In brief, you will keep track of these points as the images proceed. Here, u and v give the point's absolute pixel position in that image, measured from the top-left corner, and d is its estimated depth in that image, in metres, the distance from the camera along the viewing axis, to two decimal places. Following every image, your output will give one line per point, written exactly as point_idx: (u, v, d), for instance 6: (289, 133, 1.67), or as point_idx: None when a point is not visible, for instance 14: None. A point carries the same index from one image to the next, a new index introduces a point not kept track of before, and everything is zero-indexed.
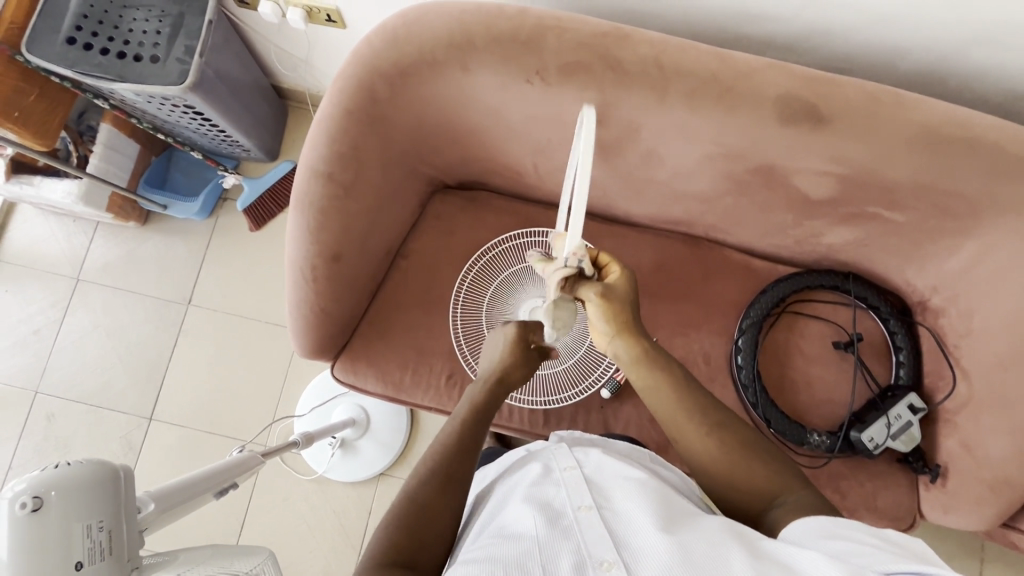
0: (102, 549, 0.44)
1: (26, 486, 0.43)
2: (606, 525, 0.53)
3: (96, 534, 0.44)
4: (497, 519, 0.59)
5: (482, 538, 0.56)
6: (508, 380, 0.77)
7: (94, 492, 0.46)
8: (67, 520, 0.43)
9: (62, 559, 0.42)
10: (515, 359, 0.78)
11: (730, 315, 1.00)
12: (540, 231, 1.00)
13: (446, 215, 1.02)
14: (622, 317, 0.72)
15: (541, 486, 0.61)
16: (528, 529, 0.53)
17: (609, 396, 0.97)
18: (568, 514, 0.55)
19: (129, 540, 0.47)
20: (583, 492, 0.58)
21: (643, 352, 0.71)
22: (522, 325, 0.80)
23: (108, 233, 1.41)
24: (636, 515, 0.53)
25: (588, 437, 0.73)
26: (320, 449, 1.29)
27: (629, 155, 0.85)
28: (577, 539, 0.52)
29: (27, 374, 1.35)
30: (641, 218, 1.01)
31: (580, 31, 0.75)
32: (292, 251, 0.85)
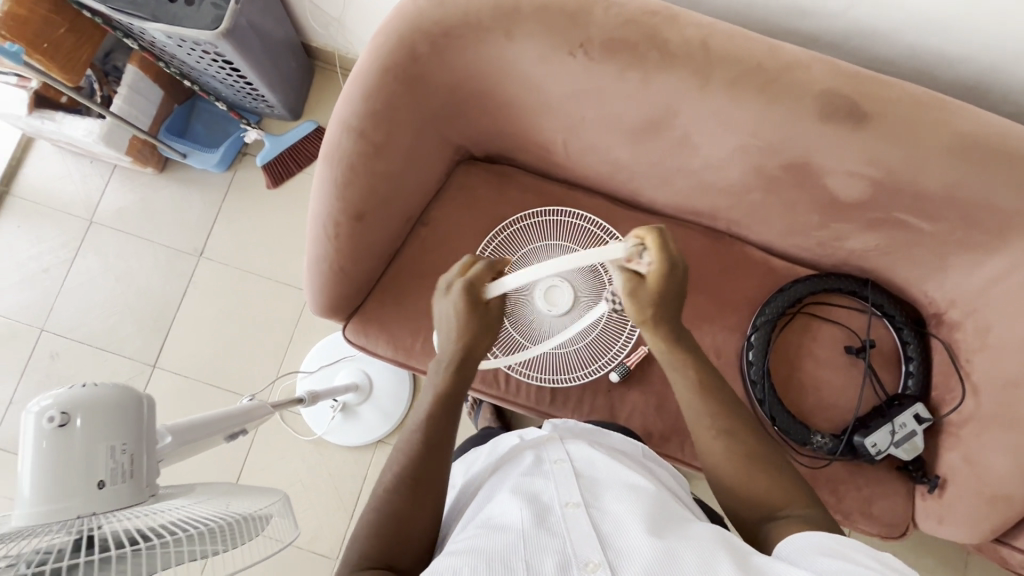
0: (124, 470, 0.44)
1: (53, 401, 0.43)
2: (592, 523, 0.54)
3: (119, 455, 0.44)
4: (485, 511, 0.60)
5: (470, 529, 0.57)
6: (471, 353, 0.70)
7: (118, 415, 0.45)
8: (91, 438, 0.43)
9: (86, 474, 0.42)
10: (474, 333, 0.69)
11: (744, 311, 1.00)
12: (562, 211, 1.00)
13: (470, 186, 1.02)
14: (650, 311, 0.70)
15: (530, 480, 0.62)
16: (516, 522, 0.54)
17: (617, 380, 0.96)
18: (556, 510, 0.57)
19: (147, 467, 0.47)
20: (573, 489, 0.59)
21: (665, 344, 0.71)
22: (489, 266, 0.70)
23: (125, 178, 1.40)
24: (624, 518, 0.54)
25: (578, 426, 0.78)
26: (321, 410, 1.30)
27: (663, 139, 0.85)
28: (564, 536, 0.53)
29: (34, 311, 1.35)
30: (664, 206, 1.00)
31: (629, 7, 0.74)
32: (316, 205, 0.84)
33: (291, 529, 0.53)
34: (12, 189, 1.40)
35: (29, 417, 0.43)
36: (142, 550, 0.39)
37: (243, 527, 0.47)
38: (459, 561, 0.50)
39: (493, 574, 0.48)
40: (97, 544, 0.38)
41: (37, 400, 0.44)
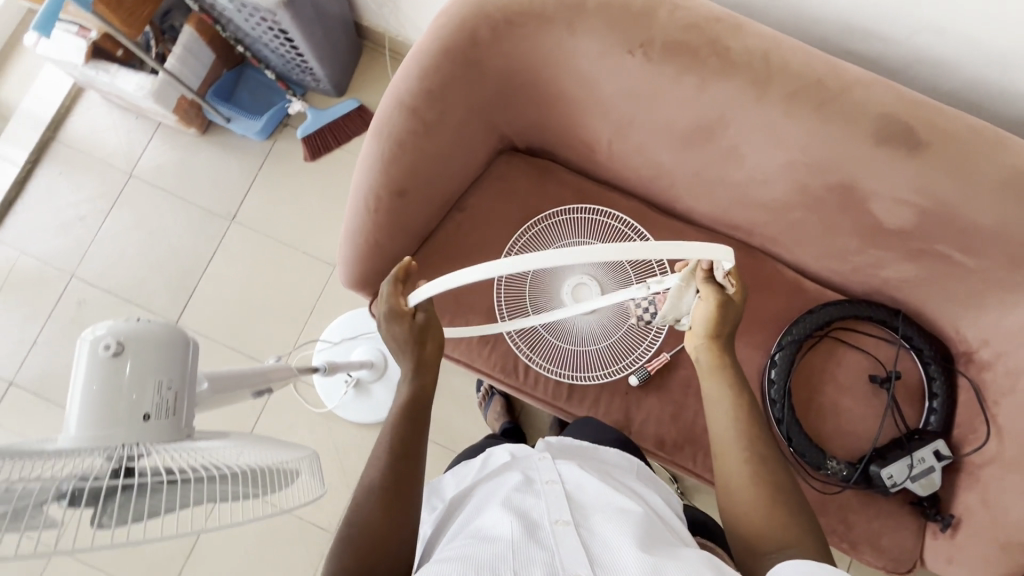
0: (168, 406, 0.45)
1: (110, 330, 0.44)
2: (580, 542, 0.56)
3: (165, 391, 0.45)
4: (476, 522, 0.62)
5: (460, 539, 0.60)
6: (417, 363, 0.74)
7: (167, 352, 0.46)
8: (141, 370, 0.44)
9: (129, 407, 0.43)
10: (410, 341, 0.73)
11: (770, 329, 0.99)
12: (599, 210, 1.01)
13: (509, 176, 1.02)
14: (724, 328, 0.73)
15: (522, 495, 0.64)
16: (505, 535, 0.57)
17: (636, 383, 0.96)
18: (546, 527, 0.59)
19: (188, 406, 0.47)
20: (563, 507, 0.62)
21: (724, 368, 0.73)
22: (394, 283, 0.75)
23: (167, 137, 1.42)
24: (613, 540, 0.56)
25: (573, 446, 0.80)
26: (335, 384, 1.31)
27: (711, 148, 0.85)
28: (552, 552, 0.55)
29: (66, 258, 1.37)
30: (701, 217, 1.00)
31: (693, 12, 0.75)
32: (360, 177, 0.85)
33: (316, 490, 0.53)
34: (57, 135, 1.43)
35: (82, 345, 0.44)
36: (177, 484, 0.39)
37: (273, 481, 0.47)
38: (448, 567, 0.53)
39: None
40: (135, 473, 0.39)
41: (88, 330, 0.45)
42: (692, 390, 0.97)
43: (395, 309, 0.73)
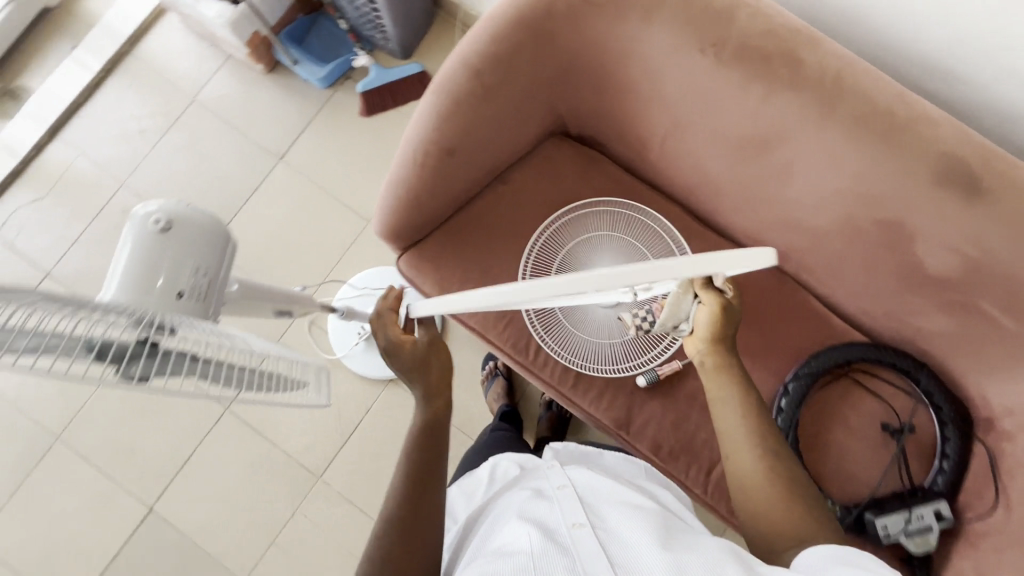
0: (200, 291, 0.47)
1: (160, 206, 0.46)
2: (598, 540, 0.57)
3: (199, 276, 0.47)
4: (495, 540, 0.63)
5: (481, 558, 0.60)
6: (430, 380, 0.76)
7: (207, 239, 0.48)
8: (181, 252, 0.46)
9: (167, 282, 0.45)
10: (420, 365, 0.76)
11: (789, 358, 0.98)
12: (639, 209, 1.01)
13: (556, 159, 1.03)
14: (727, 332, 0.72)
15: (537, 508, 0.65)
16: (525, 544, 0.57)
17: (643, 385, 0.96)
18: (563, 531, 0.59)
19: (218, 294, 0.50)
20: (578, 512, 0.62)
21: (725, 367, 0.74)
22: (387, 318, 0.79)
23: (234, 68, 1.46)
24: (630, 538, 0.57)
25: (580, 451, 0.88)
26: (347, 333, 1.35)
27: (764, 162, 0.84)
28: (573, 555, 0.55)
29: (119, 167, 1.42)
30: (740, 233, 0.99)
31: (773, 21, 0.74)
32: (413, 130, 0.87)
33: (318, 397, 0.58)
34: (133, 49, 1.48)
35: (135, 216, 0.46)
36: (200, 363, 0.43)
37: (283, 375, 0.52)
38: None
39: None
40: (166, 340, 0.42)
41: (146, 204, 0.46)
42: (697, 403, 0.96)
43: (395, 343, 0.76)
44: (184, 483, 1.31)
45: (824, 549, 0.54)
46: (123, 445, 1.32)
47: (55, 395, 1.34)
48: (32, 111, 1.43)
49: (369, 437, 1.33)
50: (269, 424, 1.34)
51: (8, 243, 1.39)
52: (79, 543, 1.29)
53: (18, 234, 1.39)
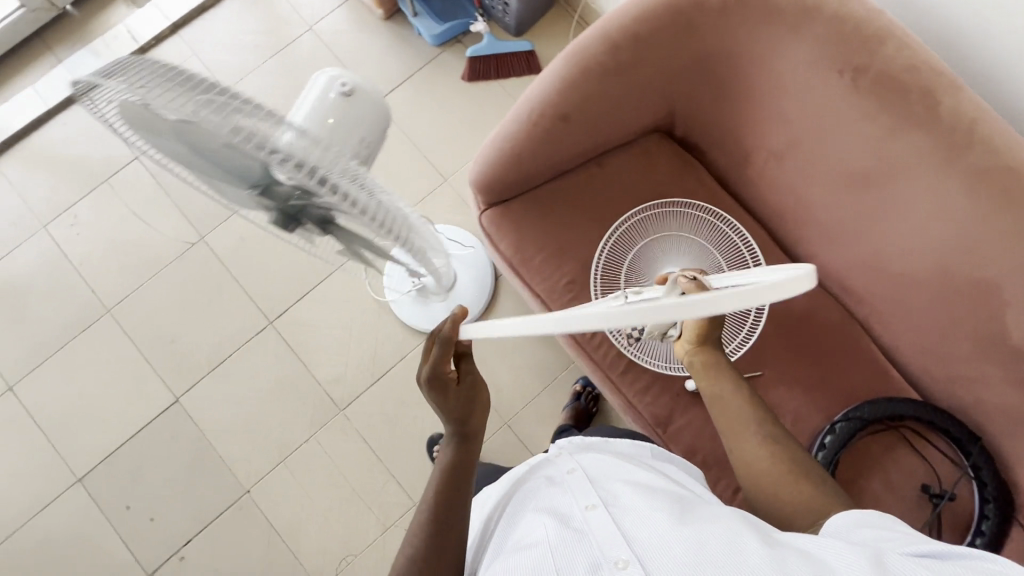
0: (360, 143, 0.72)
1: (345, 76, 0.71)
2: (612, 520, 0.55)
3: (360, 137, 0.72)
4: (515, 535, 0.62)
5: (504, 555, 0.59)
6: (463, 423, 0.72)
7: (369, 110, 0.73)
8: (353, 114, 0.71)
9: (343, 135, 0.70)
10: (454, 409, 0.71)
11: (840, 399, 0.97)
12: (725, 220, 1.01)
13: (654, 154, 1.04)
14: (711, 334, 0.75)
15: (551, 497, 0.64)
16: (542, 538, 0.56)
17: (691, 389, 0.96)
18: (578, 516, 0.58)
19: (369, 151, 0.75)
20: (590, 494, 0.61)
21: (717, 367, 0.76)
22: (443, 344, 0.69)
23: (355, 9, 1.52)
24: (643, 514, 0.55)
25: (585, 441, 0.78)
26: (402, 280, 1.36)
27: (870, 197, 0.85)
28: (588, 537, 0.54)
29: (227, 74, 1.48)
30: (819, 266, 0.99)
31: (919, 58, 0.75)
32: (535, 89, 0.89)
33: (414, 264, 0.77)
34: None
35: (329, 79, 0.71)
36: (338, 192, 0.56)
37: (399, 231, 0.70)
38: None
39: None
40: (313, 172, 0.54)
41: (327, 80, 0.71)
42: None
43: (440, 374, 0.70)
44: (214, 384, 1.35)
45: (845, 517, 0.56)
46: (166, 333, 1.37)
47: (115, 270, 1.39)
48: (161, 4, 1.51)
49: (397, 384, 1.35)
50: (306, 348, 1.36)
51: None
52: (104, 414, 1.33)
53: None
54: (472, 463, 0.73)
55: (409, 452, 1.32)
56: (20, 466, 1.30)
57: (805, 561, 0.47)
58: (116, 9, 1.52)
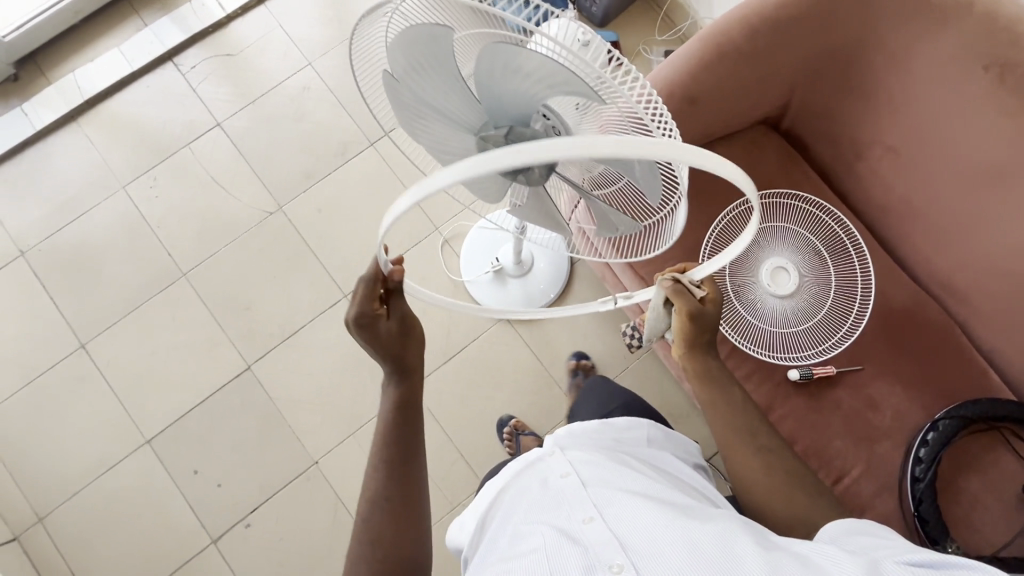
0: None
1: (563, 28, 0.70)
2: (608, 527, 0.51)
3: None
4: (504, 542, 0.56)
5: (492, 562, 0.53)
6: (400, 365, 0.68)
7: None
8: None
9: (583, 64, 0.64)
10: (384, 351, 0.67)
11: (942, 397, 0.96)
12: (830, 215, 1.02)
13: (761, 144, 1.05)
14: (698, 338, 0.75)
15: (543, 501, 0.58)
16: (536, 544, 0.51)
17: (793, 379, 0.96)
18: (572, 525, 0.53)
19: None
20: (584, 500, 0.56)
21: (708, 372, 0.75)
22: (368, 284, 0.64)
23: None
24: (638, 520, 0.51)
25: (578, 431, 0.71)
26: (480, 261, 1.36)
27: (996, 195, 0.85)
28: (584, 546, 0.49)
29: (311, 46, 1.49)
30: (923, 264, 1.00)
31: None
32: (665, 70, 0.90)
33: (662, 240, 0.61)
34: None
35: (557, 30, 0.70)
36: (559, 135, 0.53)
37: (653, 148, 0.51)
38: None
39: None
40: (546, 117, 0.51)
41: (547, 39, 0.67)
42: (838, 413, 0.97)
43: (369, 314, 0.65)
44: (286, 354, 1.34)
45: (844, 524, 0.57)
46: (240, 300, 1.36)
47: (191, 234, 1.39)
48: None
49: (469, 364, 1.35)
50: None
51: (192, 87, 1.46)
52: (175, 376, 1.33)
53: (202, 80, 1.46)
54: (417, 399, 0.71)
55: (478, 431, 1.32)
56: (89, 422, 1.30)
57: (800, 565, 0.46)
58: None
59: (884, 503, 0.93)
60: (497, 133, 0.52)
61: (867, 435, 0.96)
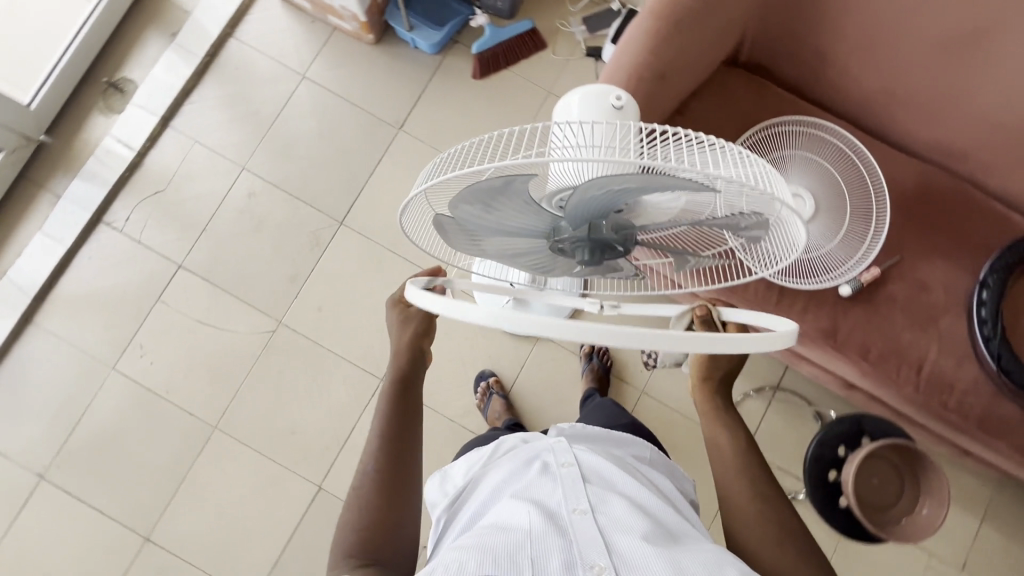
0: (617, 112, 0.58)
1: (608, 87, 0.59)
2: (599, 529, 0.53)
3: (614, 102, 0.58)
4: (490, 511, 0.57)
5: (475, 527, 0.55)
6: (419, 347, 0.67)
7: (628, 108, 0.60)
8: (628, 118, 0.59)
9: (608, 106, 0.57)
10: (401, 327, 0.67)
11: (980, 253, 1.00)
12: (816, 127, 1.02)
13: (729, 85, 1.04)
14: (715, 371, 0.66)
15: (537, 483, 0.59)
16: (523, 523, 0.53)
17: (847, 294, 0.98)
18: (563, 514, 0.55)
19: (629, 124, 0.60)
20: (581, 491, 0.57)
21: (713, 409, 0.67)
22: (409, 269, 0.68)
23: (341, 42, 1.45)
24: (632, 527, 0.53)
25: (589, 428, 0.72)
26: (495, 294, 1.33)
27: (968, 56, 0.90)
28: (570, 541, 0.52)
29: (237, 150, 1.40)
30: (915, 139, 1.03)
31: None
32: (627, 56, 0.87)
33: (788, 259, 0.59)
34: (234, 32, 1.45)
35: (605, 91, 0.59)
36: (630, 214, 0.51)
37: (750, 199, 0.47)
38: (465, 556, 0.49)
39: (499, 572, 0.48)
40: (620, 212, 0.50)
41: (565, 100, 0.59)
42: (897, 306, 0.99)
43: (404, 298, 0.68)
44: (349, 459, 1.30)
45: None
46: (281, 426, 1.30)
47: (203, 384, 1.32)
48: (142, 101, 1.41)
49: (526, 394, 1.32)
50: (429, 392, 1.33)
51: (136, 238, 1.36)
52: (247, 527, 1.27)
53: (143, 228, 1.37)
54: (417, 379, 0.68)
55: None
56: None
57: None
58: (94, 123, 1.42)
59: (969, 370, 0.97)
60: (577, 231, 0.51)
61: (929, 316, 0.98)
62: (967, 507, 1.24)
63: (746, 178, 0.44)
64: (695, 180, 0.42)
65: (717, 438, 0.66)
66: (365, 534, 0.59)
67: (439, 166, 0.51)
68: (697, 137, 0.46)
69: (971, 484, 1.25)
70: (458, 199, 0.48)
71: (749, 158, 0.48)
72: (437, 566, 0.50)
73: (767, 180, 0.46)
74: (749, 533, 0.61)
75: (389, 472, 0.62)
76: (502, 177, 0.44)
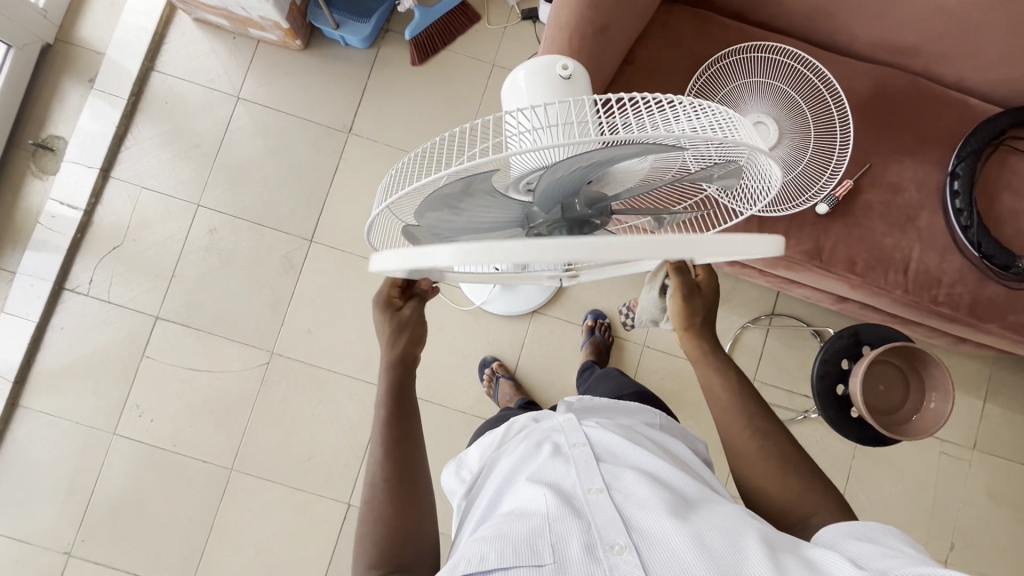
0: (569, 82, 0.55)
1: (561, 57, 0.56)
2: (616, 506, 0.52)
3: (564, 71, 0.55)
4: (507, 501, 0.57)
5: (493, 518, 0.55)
6: (410, 356, 0.65)
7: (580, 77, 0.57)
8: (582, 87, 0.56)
9: (560, 77, 0.54)
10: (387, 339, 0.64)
11: (945, 145, 1.00)
12: (766, 50, 1.01)
13: (672, 23, 1.01)
14: (695, 318, 0.67)
15: (551, 467, 0.59)
16: (539, 508, 0.53)
17: (824, 212, 0.98)
18: (578, 495, 0.55)
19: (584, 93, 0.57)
20: (595, 471, 0.57)
21: (706, 356, 0.67)
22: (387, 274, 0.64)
23: (269, 54, 1.38)
24: (648, 500, 0.52)
25: (600, 401, 0.75)
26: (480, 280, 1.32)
27: None
28: (588, 521, 0.51)
29: (188, 187, 1.35)
30: (864, 43, 1.02)
31: None
32: (565, 15, 0.84)
33: (763, 196, 0.59)
34: (155, 65, 1.38)
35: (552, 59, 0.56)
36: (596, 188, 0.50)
37: (719, 147, 0.46)
38: (484, 546, 0.49)
39: (518, 560, 0.47)
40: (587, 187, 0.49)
41: (512, 78, 0.56)
42: (874, 214, 0.99)
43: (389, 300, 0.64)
44: None
45: (849, 527, 0.50)
46: (296, 454, 1.30)
47: (209, 429, 1.30)
48: (75, 156, 1.34)
49: (531, 371, 1.33)
50: (437, 389, 1.32)
51: (105, 299, 1.32)
52: (284, 560, 1.27)
53: (110, 287, 1.32)
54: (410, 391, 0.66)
55: None
56: None
57: (803, 566, 0.45)
58: (32, 189, 1.35)
59: (953, 261, 0.98)
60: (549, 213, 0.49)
61: (907, 217, 0.99)
62: (969, 389, 1.29)
63: (707, 130, 0.44)
64: (659, 142, 0.42)
65: (726, 382, 0.66)
66: (384, 541, 0.57)
67: (398, 175, 0.49)
68: (653, 99, 0.44)
69: (970, 367, 1.30)
70: (424, 207, 0.46)
71: (713, 109, 0.46)
72: (459, 560, 0.49)
73: (729, 127, 0.46)
74: (775, 475, 0.61)
75: (397, 476, 0.61)
76: (464, 178, 0.43)
